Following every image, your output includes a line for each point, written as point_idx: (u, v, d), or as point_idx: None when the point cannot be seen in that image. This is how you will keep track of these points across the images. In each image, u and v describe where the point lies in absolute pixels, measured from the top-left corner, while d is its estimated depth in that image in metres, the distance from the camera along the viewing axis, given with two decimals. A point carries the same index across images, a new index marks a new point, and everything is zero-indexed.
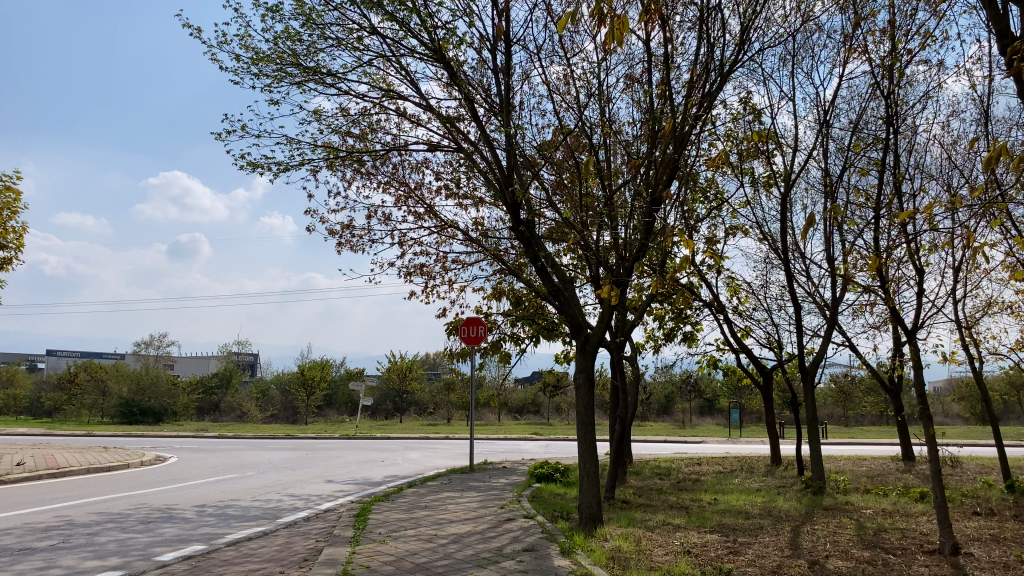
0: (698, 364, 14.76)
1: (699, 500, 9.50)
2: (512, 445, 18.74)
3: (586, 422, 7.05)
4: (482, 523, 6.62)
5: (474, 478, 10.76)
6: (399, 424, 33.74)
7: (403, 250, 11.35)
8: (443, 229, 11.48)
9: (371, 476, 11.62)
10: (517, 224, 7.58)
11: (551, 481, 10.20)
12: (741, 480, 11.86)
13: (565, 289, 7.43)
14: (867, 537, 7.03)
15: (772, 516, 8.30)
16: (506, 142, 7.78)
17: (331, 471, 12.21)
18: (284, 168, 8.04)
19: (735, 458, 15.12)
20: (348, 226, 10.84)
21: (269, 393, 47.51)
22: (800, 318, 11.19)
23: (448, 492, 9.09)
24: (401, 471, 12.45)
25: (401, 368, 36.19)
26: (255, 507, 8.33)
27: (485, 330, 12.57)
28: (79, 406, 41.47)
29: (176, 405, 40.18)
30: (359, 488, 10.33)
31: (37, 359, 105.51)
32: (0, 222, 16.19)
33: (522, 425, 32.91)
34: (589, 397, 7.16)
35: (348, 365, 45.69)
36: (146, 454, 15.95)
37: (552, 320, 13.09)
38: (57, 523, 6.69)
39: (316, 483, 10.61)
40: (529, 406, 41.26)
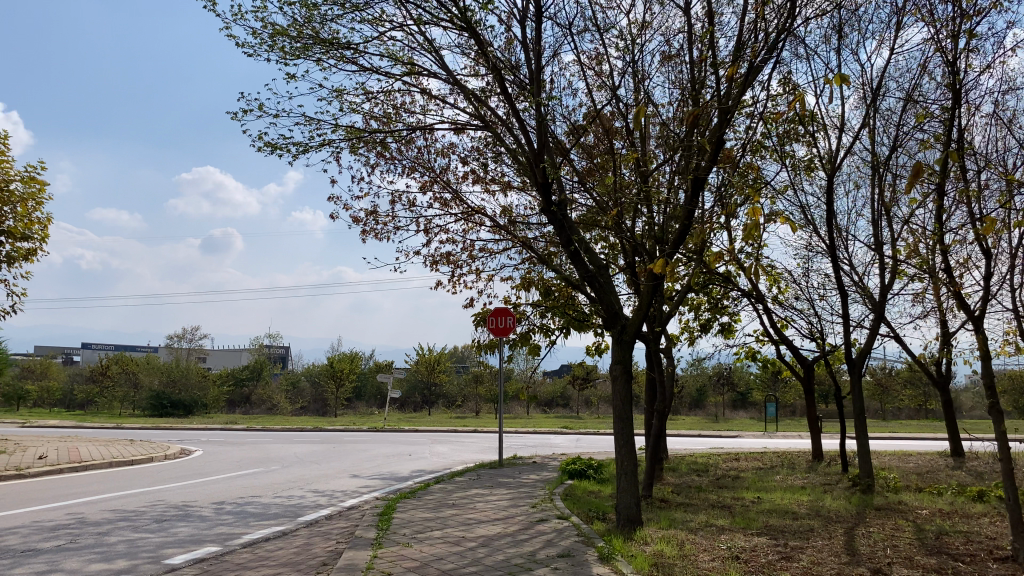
0: (736, 356, 14.22)
1: (742, 499, 8.99)
2: (543, 439, 18.36)
3: (623, 418, 6.60)
4: (514, 524, 6.19)
5: (504, 474, 10.34)
6: (427, 417, 33.48)
7: (429, 238, 10.95)
8: (468, 216, 11.04)
9: (398, 471, 11.26)
10: (548, 206, 7.10)
11: (585, 478, 9.76)
12: (784, 477, 11.32)
13: (600, 276, 6.95)
14: (930, 542, 6.50)
15: (822, 517, 7.78)
16: (536, 118, 7.30)
17: (357, 465, 11.88)
18: (303, 148, 7.63)
19: (774, 454, 14.57)
20: (371, 214, 10.46)
21: (298, 386, 47.58)
22: (846, 307, 10.62)
23: (477, 488, 8.68)
24: (430, 465, 12.09)
25: (429, 360, 35.94)
26: (276, 504, 7.99)
27: (515, 320, 12.14)
28: (111, 399, 41.84)
29: (206, 398, 40.35)
30: (385, 483, 9.96)
31: (73, 352, 107.24)
32: (26, 213, 16.10)
33: (552, 418, 32.53)
34: (627, 390, 6.69)
35: (377, 358, 45.61)
36: (173, 446, 15.81)
37: (584, 311, 12.62)
38: (67, 522, 6.39)
39: (341, 478, 10.27)
40: (558, 398, 40.83)
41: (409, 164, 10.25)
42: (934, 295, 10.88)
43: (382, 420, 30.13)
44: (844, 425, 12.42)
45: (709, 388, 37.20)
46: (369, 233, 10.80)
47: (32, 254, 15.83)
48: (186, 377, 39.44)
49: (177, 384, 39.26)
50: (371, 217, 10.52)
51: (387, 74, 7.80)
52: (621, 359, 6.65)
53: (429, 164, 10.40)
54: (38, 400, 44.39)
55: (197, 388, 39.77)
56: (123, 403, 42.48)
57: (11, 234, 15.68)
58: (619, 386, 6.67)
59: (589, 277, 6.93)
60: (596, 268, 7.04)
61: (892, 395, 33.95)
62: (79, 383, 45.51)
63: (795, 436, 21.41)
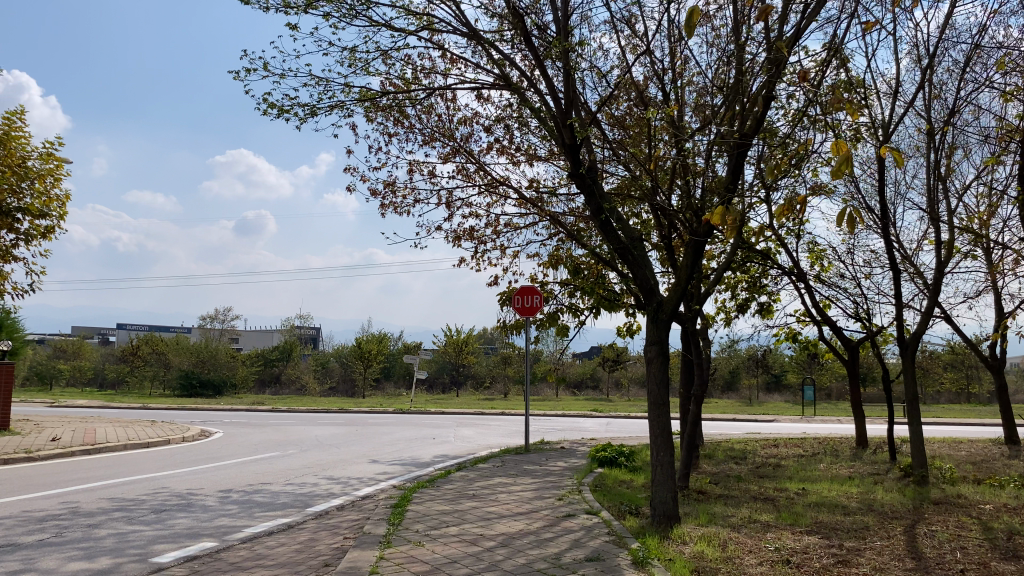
0: (775, 337, 13.48)
1: (786, 490, 8.34)
2: (571, 423, 17.80)
3: (659, 404, 5.99)
4: (538, 521, 5.62)
5: (531, 461, 9.79)
6: (455, 398, 33.10)
7: (450, 213, 10.38)
8: (492, 188, 10.42)
9: (420, 456, 10.76)
10: (576, 169, 6.41)
11: (616, 466, 9.16)
12: (828, 466, 10.63)
13: (634, 245, 6.29)
14: (1002, 544, 5.81)
15: (876, 513, 7.11)
16: (564, 73, 6.64)
17: (378, 450, 11.41)
18: (309, 110, 7.08)
19: (815, 440, 13.85)
20: (389, 187, 9.90)
21: (327, 366, 47.47)
22: (898, 284, 9.85)
23: (500, 477, 8.13)
24: (453, 450, 11.58)
25: (457, 342, 35.50)
26: (286, 493, 7.51)
27: (541, 300, 11.55)
28: (141, 379, 42.13)
29: (235, 378, 40.38)
30: (405, 470, 9.46)
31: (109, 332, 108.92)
32: (44, 190, 15.77)
33: (581, 400, 31.96)
34: (664, 374, 6.05)
35: (405, 339, 45.37)
36: (194, 427, 15.49)
37: (615, 289, 11.95)
38: (58, 512, 5.96)
39: (359, 464, 9.78)
40: (588, 380, 40.22)
41: (428, 132, 9.64)
42: (994, 274, 10.08)
43: (409, 401, 29.78)
44: (891, 409, 11.63)
45: (743, 370, 36.32)
46: (387, 207, 10.26)
47: (50, 232, 15.54)
48: (216, 358, 39.43)
49: (207, 364, 39.27)
50: (390, 189, 9.97)
51: (399, 29, 7.20)
52: (656, 340, 6.00)
53: (452, 130, 9.78)
54: (72, 379, 44.73)
55: (227, 368, 39.75)
56: (155, 383, 42.67)
57: (29, 212, 15.37)
58: (654, 370, 6.03)
59: (621, 248, 6.27)
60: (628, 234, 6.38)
61: (932, 379, 32.85)
62: (111, 363, 45.83)
63: (834, 420, 20.55)
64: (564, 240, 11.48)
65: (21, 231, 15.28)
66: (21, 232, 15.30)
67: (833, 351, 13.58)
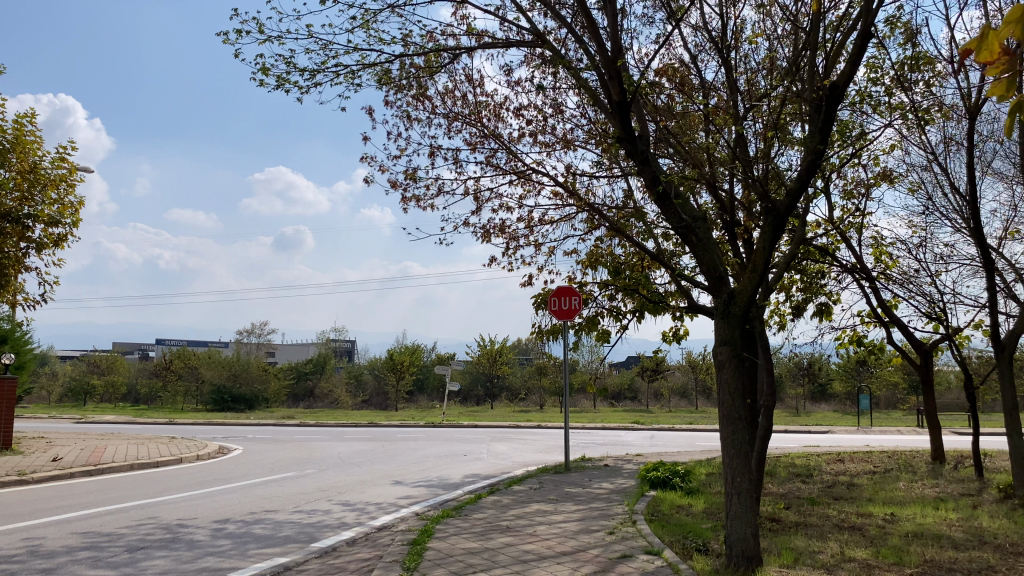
0: (838, 342, 12.19)
1: (872, 517, 7.11)
2: (614, 437, 16.65)
3: (733, 417, 4.91)
4: (587, 564, 4.54)
5: (571, 482, 8.70)
6: (489, 411, 32.17)
7: (479, 206, 9.39)
8: (521, 178, 9.41)
9: (449, 477, 9.73)
10: (626, 133, 5.36)
11: (670, 489, 8.03)
12: (910, 486, 9.35)
13: (698, 225, 5.27)
14: None
15: (993, 547, 5.89)
16: (608, 21, 5.60)
17: (403, 469, 10.41)
18: (308, 74, 6.14)
19: (885, 454, 12.53)
20: (409, 177, 8.96)
21: (360, 379, 46.81)
22: (992, 276, 8.55)
23: (539, 503, 7.06)
24: (486, 469, 10.53)
25: (491, 353, 34.55)
26: (290, 523, 6.51)
27: (580, 303, 10.45)
28: (174, 394, 41.77)
29: (267, 392, 39.69)
30: (430, 493, 8.42)
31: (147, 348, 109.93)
32: (57, 195, 15.07)
33: (619, 412, 30.83)
34: (739, 383, 4.97)
35: (438, 350, 44.51)
36: (213, 444, 14.68)
37: (659, 291, 10.78)
38: (13, 554, 5.02)
39: (380, 486, 8.77)
40: (626, 391, 38.95)
41: (451, 113, 8.69)
42: None
43: (441, 414, 28.86)
44: (976, 419, 10.33)
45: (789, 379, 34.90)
46: (409, 201, 9.33)
47: (63, 240, 14.84)
48: (247, 371, 38.98)
49: (238, 378, 38.79)
50: (410, 180, 9.03)
51: None
52: (727, 342, 4.94)
53: (477, 113, 8.81)
54: (107, 395, 44.56)
55: (258, 383, 39.23)
56: (187, 398, 42.33)
57: (40, 219, 14.66)
58: (728, 377, 4.96)
59: (682, 228, 5.28)
60: (692, 212, 5.35)
61: None
62: (145, 378, 45.65)
63: (895, 431, 19.08)
64: (605, 235, 10.42)
65: (34, 239, 14.61)
66: (33, 241, 14.62)
67: (902, 356, 12.28)
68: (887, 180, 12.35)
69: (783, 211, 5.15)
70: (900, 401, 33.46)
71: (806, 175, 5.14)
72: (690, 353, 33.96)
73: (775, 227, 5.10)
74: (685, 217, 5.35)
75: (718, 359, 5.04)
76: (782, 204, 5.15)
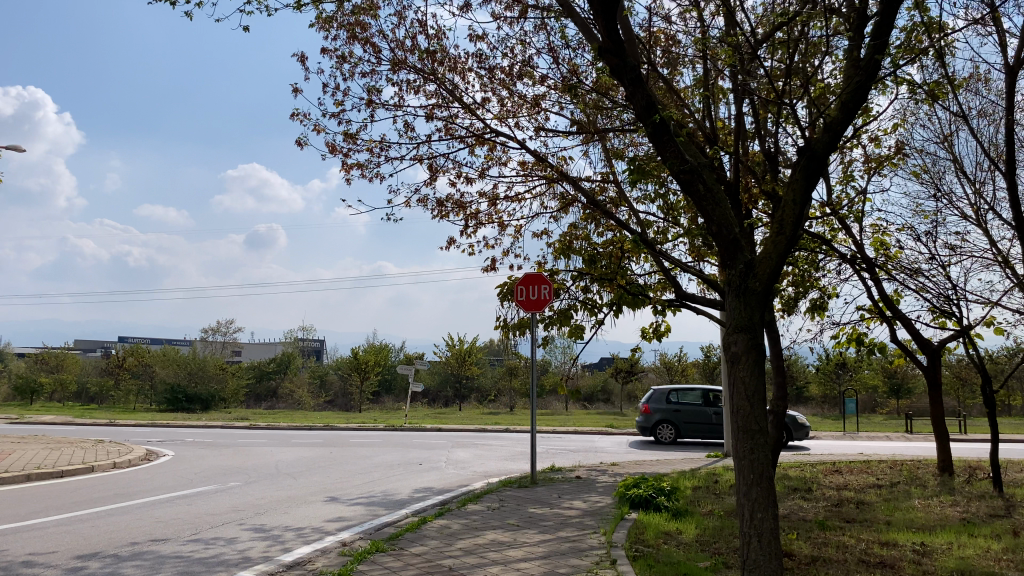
0: (836, 340, 10.92)
1: (900, 547, 5.87)
2: (586, 442, 15.36)
3: (752, 431, 3.59)
4: None
5: (536, 500, 7.37)
6: (458, 413, 30.72)
7: (431, 174, 8.04)
8: (480, 143, 8.06)
9: (396, 492, 8.36)
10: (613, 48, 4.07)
11: (654, 510, 6.71)
12: (926, 504, 8.15)
13: (704, 169, 3.97)
14: None
15: None
16: None
17: (345, 482, 9.00)
18: None
19: (886, 465, 11.34)
20: (349, 138, 7.59)
21: (325, 380, 45.05)
22: None
23: (495, 531, 5.72)
24: (440, 482, 9.17)
25: (460, 352, 33.18)
26: (177, 559, 5.13)
27: (550, 292, 9.16)
28: (126, 394, 39.84)
29: (225, 391, 37.91)
30: (368, 514, 7.05)
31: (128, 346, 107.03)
32: None
33: (589, 415, 29.60)
34: (762, 383, 3.66)
35: (405, 350, 43.04)
36: (140, 450, 13.15)
37: (639, 282, 9.40)
38: None
39: (310, 504, 7.38)
40: (598, 392, 37.59)
41: (397, 60, 7.31)
42: None
43: (405, 417, 27.35)
44: (996, 426, 9.15)
45: None
46: (350, 169, 7.95)
47: None
48: (204, 369, 37.12)
49: (195, 377, 36.97)
50: (350, 142, 7.64)
51: None
52: (743, 327, 3.64)
53: (430, 62, 7.45)
54: (57, 394, 42.55)
55: (215, 382, 37.38)
56: (140, 397, 40.35)
57: None
58: (743, 376, 3.66)
59: (685, 173, 3.96)
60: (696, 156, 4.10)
61: None
62: (97, 377, 43.63)
63: (884, 437, 18.01)
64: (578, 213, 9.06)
65: None
66: None
67: (906, 355, 11.06)
68: (887, 162, 11.15)
69: (821, 152, 3.85)
70: (878, 404, 32.50)
71: (851, 102, 3.86)
72: (664, 354, 32.82)
73: (810, 173, 3.84)
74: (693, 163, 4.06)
75: (730, 352, 3.73)
76: (821, 141, 3.84)
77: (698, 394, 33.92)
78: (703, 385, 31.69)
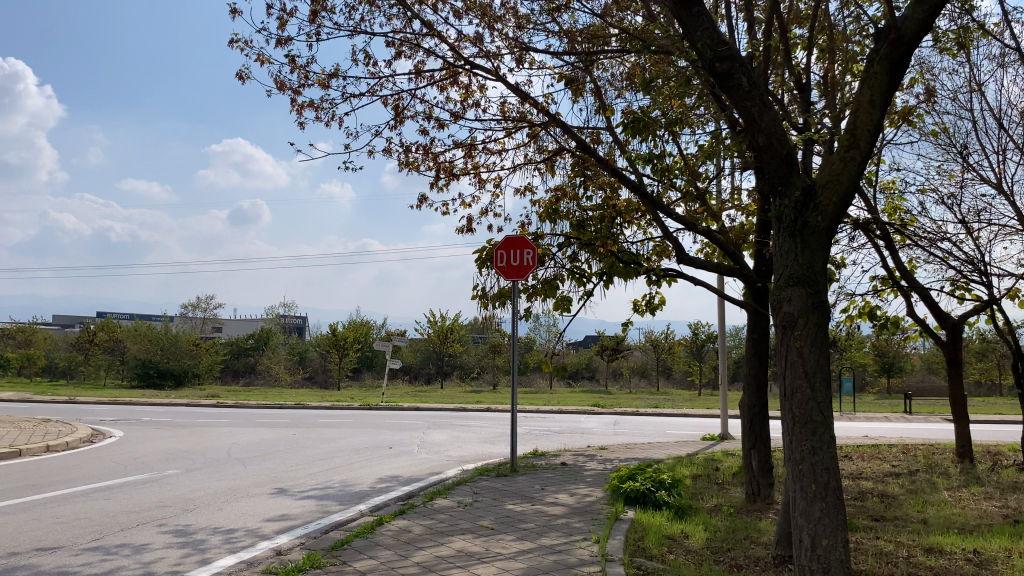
0: (847, 315, 9.91)
1: (951, 555, 4.90)
2: (571, 423, 14.39)
3: (810, 423, 2.62)
4: None
5: (515, 493, 6.35)
6: (440, 391, 29.80)
7: (398, 115, 6.92)
8: (453, 80, 6.95)
9: (355, 482, 7.30)
10: None
11: (653, 507, 5.71)
12: (958, 497, 7.22)
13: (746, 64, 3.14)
14: None
15: None
16: None
17: (300, 470, 7.93)
18: None
19: (898, 450, 10.44)
20: (298, 70, 6.44)
21: (304, 356, 43.82)
22: None
23: (463, 537, 4.68)
24: (408, 470, 8.13)
25: (442, 329, 32.13)
26: None
27: (533, 257, 8.06)
28: (97, 370, 38.46)
29: (199, 366, 36.54)
30: (318, 510, 6.01)
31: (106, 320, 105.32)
32: None
33: (573, 393, 28.68)
34: (822, 353, 2.65)
35: (387, 326, 41.94)
36: (84, 430, 12.00)
37: (631, 250, 8.23)
38: None
39: (252, 498, 6.32)
40: (584, 369, 36.79)
41: None
42: None
43: (382, 395, 26.33)
44: None
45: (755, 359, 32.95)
46: (304, 108, 6.82)
47: None
48: (177, 345, 35.86)
49: (167, 353, 35.60)
50: (300, 75, 6.53)
51: None
52: (800, 275, 2.64)
53: None
54: (26, 369, 41.10)
55: (189, 357, 36.19)
56: (111, 374, 39.09)
57: None
58: (800, 346, 2.67)
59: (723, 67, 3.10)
60: (745, 79, 3.30)
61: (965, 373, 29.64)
62: (66, 352, 42.13)
63: (883, 418, 17.23)
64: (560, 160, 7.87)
65: None
66: None
67: (922, 333, 10.08)
68: (904, 123, 10.13)
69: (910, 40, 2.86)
70: (868, 383, 31.98)
71: None
72: (651, 333, 31.96)
73: (894, 61, 2.86)
74: (738, 83, 3.27)
75: (783, 314, 2.75)
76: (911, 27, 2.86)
77: (684, 372, 33.14)
78: (691, 364, 30.88)
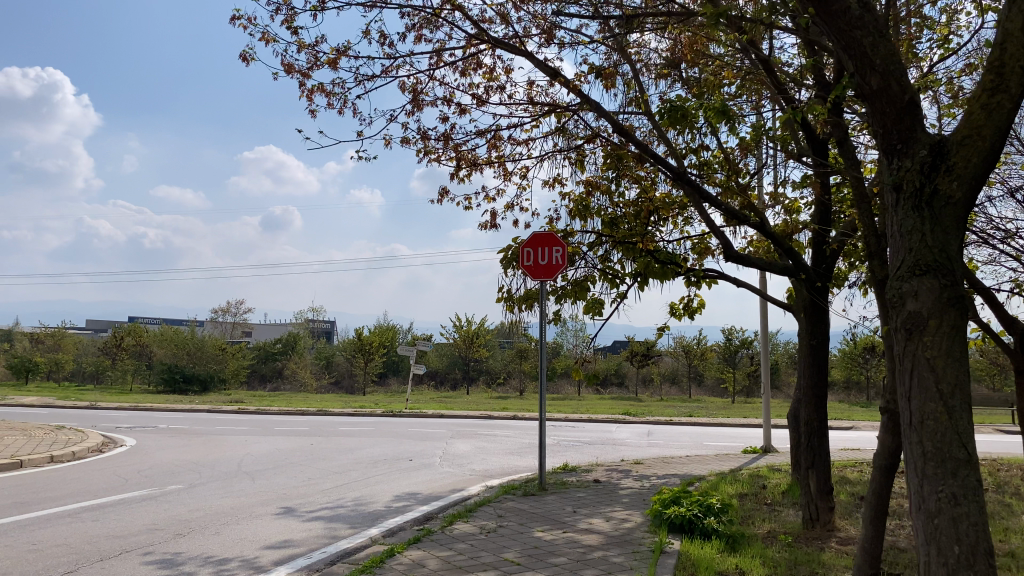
0: None
1: None
2: (603, 433, 13.65)
3: (945, 463, 2.54)
4: None
5: (544, 516, 5.68)
6: (465, 397, 29.14)
7: (414, 101, 6.31)
8: (475, 62, 6.34)
9: (370, 501, 6.68)
10: None
11: (701, 536, 5.04)
12: None
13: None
14: None
15: None
16: None
17: (311, 486, 7.33)
18: None
19: None
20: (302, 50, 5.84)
21: (330, 361, 43.45)
22: None
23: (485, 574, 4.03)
24: (428, 486, 7.49)
25: (468, 334, 31.51)
26: None
27: (562, 255, 7.39)
28: (123, 374, 38.38)
29: (224, 372, 36.28)
30: (325, 535, 5.40)
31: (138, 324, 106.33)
32: None
33: (604, 401, 27.90)
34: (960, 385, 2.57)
35: (414, 331, 41.43)
36: (94, 438, 11.51)
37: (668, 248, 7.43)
38: None
39: (254, 520, 5.72)
40: (613, 375, 35.96)
41: None
42: None
43: (407, 400, 25.73)
44: None
45: (791, 365, 31.90)
46: (312, 93, 6.23)
47: None
48: (202, 349, 35.63)
49: (192, 358, 35.38)
50: (308, 56, 5.95)
51: None
52: (934, 269, 2.60)
53: None
54: (54, 373, 41.22)
55: (214, 362, 35.83)
56: (138, 378, 38.98)
57: None
58: (932, 359, 2.60)
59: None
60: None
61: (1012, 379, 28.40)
62: (94, 356, 42.18)
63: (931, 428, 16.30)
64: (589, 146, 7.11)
65: None
66: None
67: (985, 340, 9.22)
68: None
69: None
70: None
71: None
72: (683, 338, 31.07)
73: None
74: (846, 7, 3.09)
75: (909, 313, 2.67)
76: None
77: (717, 379, 32.19)
78: (724, 370, 29.94)
